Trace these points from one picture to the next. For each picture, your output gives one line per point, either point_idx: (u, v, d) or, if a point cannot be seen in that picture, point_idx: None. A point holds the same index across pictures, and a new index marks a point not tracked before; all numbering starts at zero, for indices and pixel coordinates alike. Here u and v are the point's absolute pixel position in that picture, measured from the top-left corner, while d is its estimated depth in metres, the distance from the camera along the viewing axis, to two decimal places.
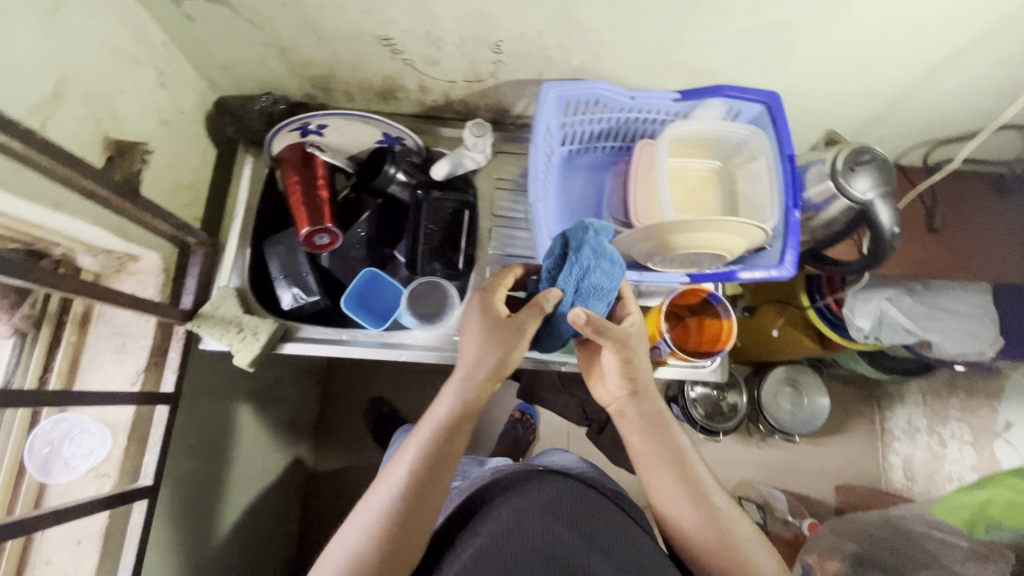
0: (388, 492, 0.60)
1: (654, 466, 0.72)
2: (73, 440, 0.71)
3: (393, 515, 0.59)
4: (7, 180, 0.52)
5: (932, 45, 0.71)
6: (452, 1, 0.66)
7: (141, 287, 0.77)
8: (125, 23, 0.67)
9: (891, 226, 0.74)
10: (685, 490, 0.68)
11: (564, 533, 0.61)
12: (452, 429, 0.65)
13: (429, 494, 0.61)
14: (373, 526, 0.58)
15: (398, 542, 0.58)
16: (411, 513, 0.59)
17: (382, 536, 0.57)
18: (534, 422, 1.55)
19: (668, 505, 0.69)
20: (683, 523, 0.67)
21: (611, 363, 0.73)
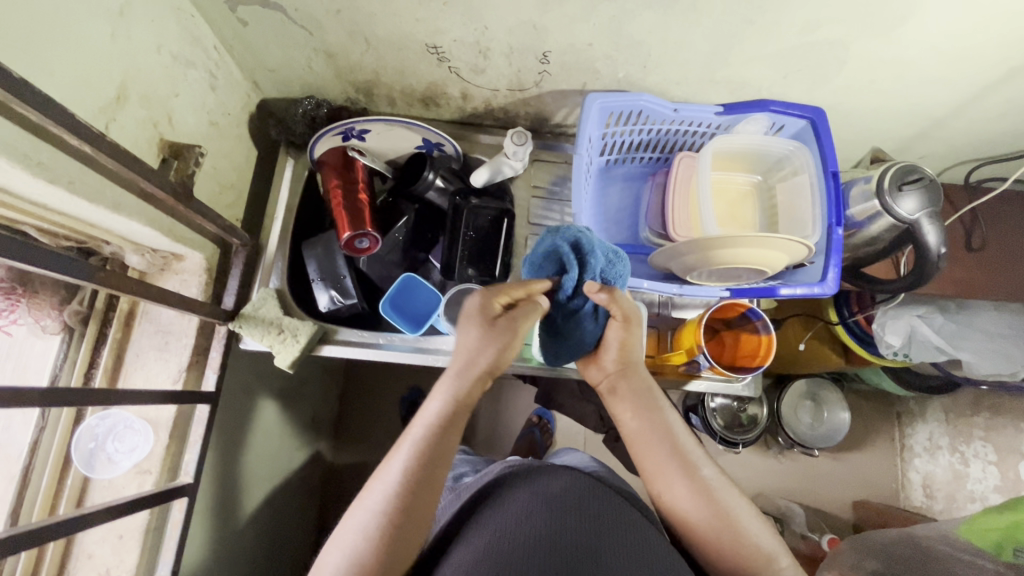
0: (382, 493, 0.56)
1: (644, 445, 0.69)
2: (117, 436, 0.73)
3: (392, 516, 0.55)
4: (75, 183, 0.53)
5: (987, 66, 0.70)
6: (506, 12, 0.67)
7: (184, 287, 0.78)
8: (183, 27, 0.68)
9: (938, 247, 0.73)
10: (679, 469, 0.66)
11: (558, 522, 0.58)
12: (447, 424, 0.60)
13: (427, 495, 0.57)
14: (371, 527, 0.54)
15: (397, 546, 0.54)
16: (408, 514, 0.55)
17: (381, 539, 0.54)
18: (550, 427, 1.52)
19: (665, 488, 0.66)
20: (681, 504, 0.65)
21: (613, 343, 0.71)
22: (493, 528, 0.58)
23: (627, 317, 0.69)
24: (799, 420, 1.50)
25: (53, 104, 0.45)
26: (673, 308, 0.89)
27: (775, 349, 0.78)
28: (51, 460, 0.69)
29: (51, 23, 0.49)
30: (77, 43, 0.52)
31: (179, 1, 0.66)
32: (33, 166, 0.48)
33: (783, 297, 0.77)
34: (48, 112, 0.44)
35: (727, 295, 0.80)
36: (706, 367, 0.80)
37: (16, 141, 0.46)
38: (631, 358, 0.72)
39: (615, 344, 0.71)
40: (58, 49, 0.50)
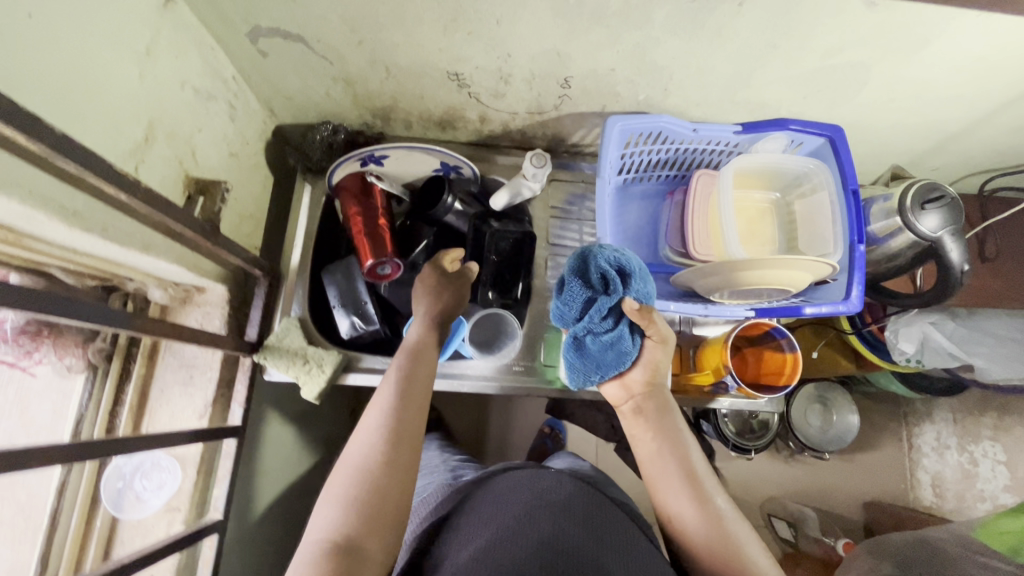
0: (378, 410, 0.65)
1: (659, 462, 0.70)
2: (145, 474, 0.72)
3: (389, 420, 0.63)
4: (108, 229, 0.53)
5: (1006, 84, 0.71)
6: (530, 40, 0.66)
7: (207, 319, 0.77)
8: (205, 61, 0.67)
9: (959, 263, 0.74)
10: (687, 488, 0.66)
11: (569, 531, 0.59)
12: (422, 352, 0.72)
13: (415, 403, 0.66)
14: (374, 438, 0.62)
15: (400, 439, 0.62)
16: (404, 421, 0.64)
17: (385, 443, 0.61)
18: (564, 436, 1.45)
19: (670, 502, 0.67)
20: (684, 519, 0.65)
21: (643, 362, 0.72)
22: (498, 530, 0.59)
23: (664, 338, 0.71)
24: (808, 425, 1.39)
25: (92, 157, 0.44)
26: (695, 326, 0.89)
27: (800, 370, 0.78)
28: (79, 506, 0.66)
29: (85, 71, 0.48)
30: (109, 88, 0.52)
31: (201, 35, 0.66)
32: (70, 216, 0.48)
33: (807, 315, 0.77)
34: (87, 165, 0.44)
35: (752, 315, 0.80)
36: (734, 389, 0.81)
37: (54, 193, 0.46)
38: (658, 379, 0.73)
39: (645, 364, 0.72)
40: (91, 96, 0.49)
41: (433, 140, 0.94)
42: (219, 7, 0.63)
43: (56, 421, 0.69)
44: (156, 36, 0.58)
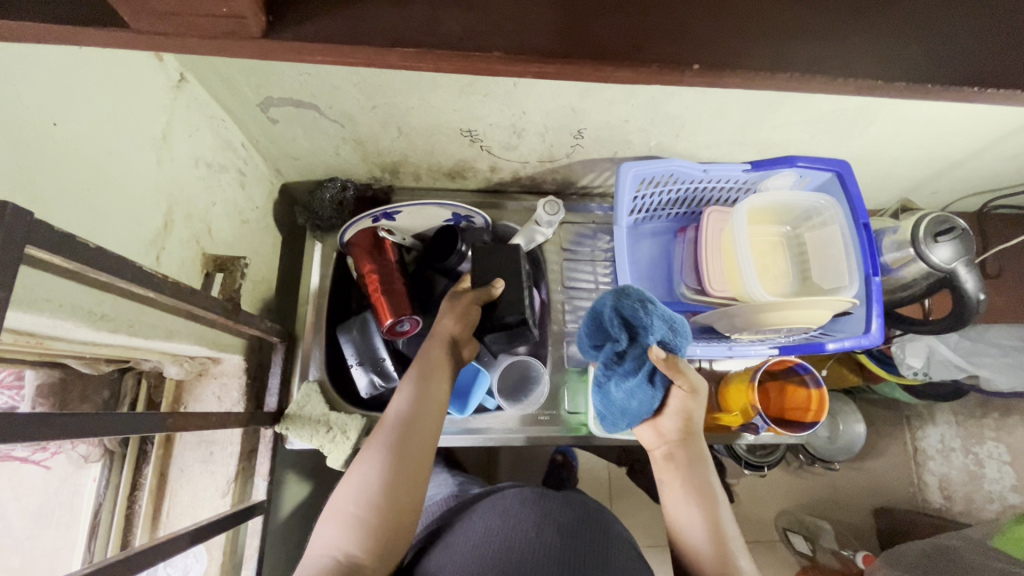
0: (381, 437, 0.59)
1: (677, 491, 0.67)
2: (168, 561, 0.71)
3: (396, 440, 0.58)
4: (134, 324, 0.51)
5: (1007, 117, 0.73)
6: (546, 97, 0.66)
7: (225, 391, 0.75)
8: (217, 134, 0.66)
9: (974, 292, 0.76)
10: (702, 513, 0.64)
11: (564, 541, 0.57)
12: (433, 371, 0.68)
13: (427, 425, 0.61)
14: (375, 467, 0.56)
15: (404, 463, 0.57)
16: (415, 445, 0.59)
17: (389, 464, 0.56)
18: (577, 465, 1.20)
19: (682, 526, 0.64)
20: (693, 546, 0.62)
21: (674, 409, 0.70)
22: (501, 547, 0.56)
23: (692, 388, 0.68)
24: (816, 436, 1.31)
25: (124, 264, 0.42)
26: (714, 361, 0.89)
27: (826, 408, 0.79)
28: None
29: (105, 171, 0.47)
30: (129, 182, 0.50)
31: (212, 109, 0.64)
32: (98, 320, 0.46)
33: (830, 351, 0.78)
34: (118, 274, 0.42)
35: (776, 354, 0.82)
36: (763, 428, 0.80)
37: (82, 302, 0.44)
38: (693, 428, 0.70)
39: (678, 411, 0.69)
40: (113, 196, 0.48)
41: (442, 189, 0.93)
42: (232, 83, 0.61)
43: (71, 514, 0.67)
44: (170, 120, 0.57)
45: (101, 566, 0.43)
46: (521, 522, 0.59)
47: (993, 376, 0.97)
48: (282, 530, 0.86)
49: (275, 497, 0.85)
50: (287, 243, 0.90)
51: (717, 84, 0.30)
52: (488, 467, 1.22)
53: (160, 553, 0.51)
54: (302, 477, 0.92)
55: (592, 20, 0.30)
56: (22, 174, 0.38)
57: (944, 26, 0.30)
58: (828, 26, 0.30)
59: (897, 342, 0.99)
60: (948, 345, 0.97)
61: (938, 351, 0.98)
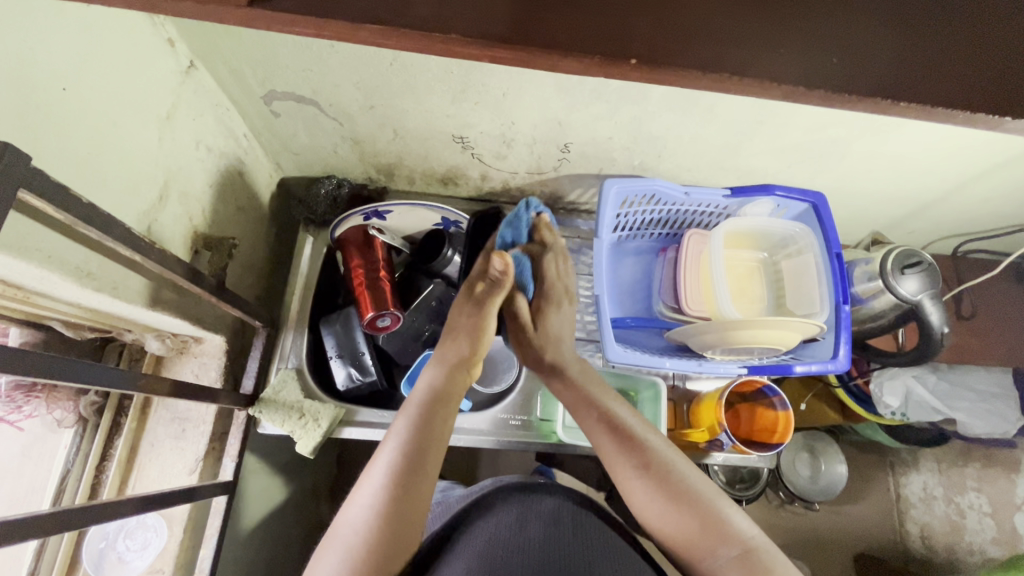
0: (365, 503, 0.54)
1: (613, 459, 0.64)
2: (128, 533, 0.70)
3: (382, 515, 0.53)
4: (119, 286, 0.54)
5: (973, 161, 0.76)
6: (534, 110, 0.70)
7: (204, 370, 0.77)
8: (220, 121, 0.70)
9: (940, 326, 0.78)
10: (642, 475, 0.61)
11: (558, 536, 0.58)
12: (431, 411, 0.62)
13: (420, 492, 0.56)
14: (358, 542, 0.52)
15: (392, 539, 0.53)
16: (406, 517, 0.54)
17: (374, 540, 0.52)
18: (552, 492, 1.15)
19: (639, 498, 0.61)
20: (656, 514, 0.60)
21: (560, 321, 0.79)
22: (485, 537, 0.58)
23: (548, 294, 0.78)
24: (796, 472, 1.23)
25: (113, 224, 0.45)
26: (688, 380, 0.90)
27: (793, 428, 0.80)
28: (59, 565, 0.66)
29: (105, 139, 0.50)
30: (127, 152, 0.53)
31: (218, 98, 0.68)
32: (84, 277, 0.49)
33: (798, 373, 0.80)
34: (106, 231, 0.44)
35: (745, 372, 0.82)
36: (728, 446, 0.81)
37: (71, 257, 0.47)
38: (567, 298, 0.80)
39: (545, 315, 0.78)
40: (112, 162, 0.51)
41: (434, 195, 0.96)
42: (239, 74, 0.65)
43: (39, 479, 0.68)
44: (176, 101, 0.60)
45: (57, 511, 0.45)
46: (502, 516, 0.61)
47: (967, 420, 0.98)
48: (248, 518, 0.86)
49: (243, 483, 0.85)
50: (281, 235, 0.93)
51: (656, 78, 0.33)
52: (461, 477, 1.21)
53: (114, 511, 0.52)
54: (273, 467, 0.93)
55: (544, 15, 0.33)
56: (28, 131, 0.41)
57: (862, 46, 0.33)
58: (763, 37, 0.33)
59: (873, 378, 1.00)
60: (925, 386, 0.97)
61: (915, 391, 0.99)
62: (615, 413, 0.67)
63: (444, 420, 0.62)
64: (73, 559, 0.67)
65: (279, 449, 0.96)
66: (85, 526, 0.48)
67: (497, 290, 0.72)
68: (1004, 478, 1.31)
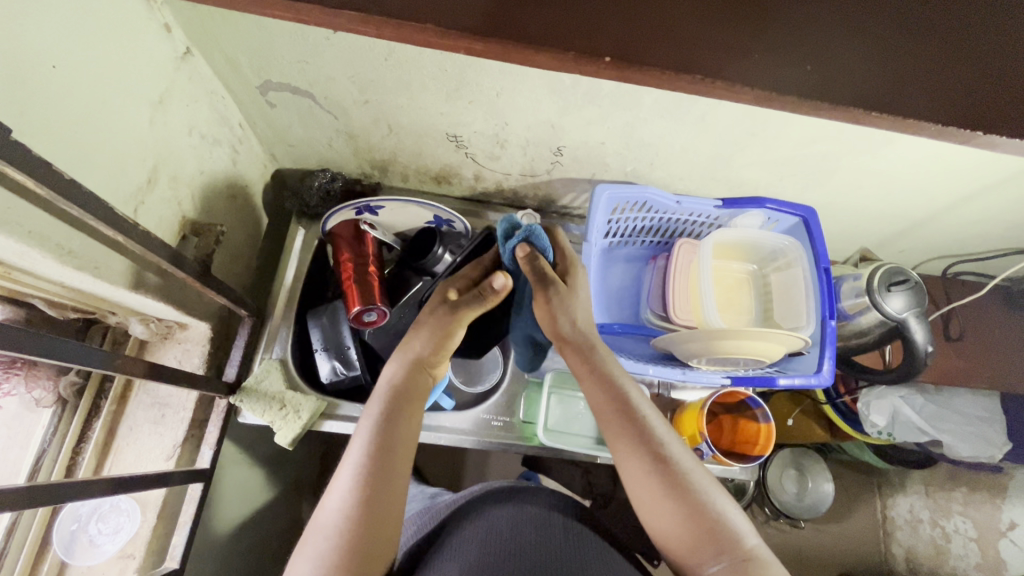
0: (335, 509, 0.53)
1: (625, 448, 0.62)
2: (101, 517, 0.70)
3: (351, 522, 0.52)
4: (100, 267, 0.54)
5: (963, 182, 0.76)
6: (527, 111, 0.70)
7: (186, 357, 0.77)
8: (215, 109, 0.70)
9: (925, 344, 0.78)
10: (652, 469, 0.60)
11: (553, 540, 0.59)
12: (396, 407, 0.62)
13: (388, 490, 0.55)
14: (329, 550, 0.51)
15: (362, 546, 0.52)
16: (377, 518, 0.53)
17: (346, 547, 0.51)
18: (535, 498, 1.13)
19: (645, 499, 0.60)
20: (664, 514, 0.59)
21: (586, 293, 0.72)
22: (479, 542, 0.57)
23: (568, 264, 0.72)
24: (783, 490, 1.21)
25: (96, 203, 0.45)
26: (672, 389, 0.89)
27: (774, 441, 0.80)
28: (28, 545, 0.66)
29: (92, 119, 0.50)
30: (117, 133, 0.54)
31: (213, 86, 0.68)
32: (64, 254, 0.49)
33: (781, 386, 0.79)
34: (86, 209, 0.44)
35: (728, 383, 0.82)
36: (708, 455, 0.80)
37: (52, 234, 0.47)
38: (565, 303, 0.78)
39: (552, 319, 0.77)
40: (99, 142, 0.51)
41: (428, 193, 0.96)
42: (234, 63, 0.65)
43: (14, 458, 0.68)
44: (169, 86, 0.61)
45: (23, 487, 0.45)
46: (494, 521, 0.61)
47: (953, 442, 0.97)
48: (226, 507, 0.86)
49: (222, 472, 0.84)
50: (274, 226, 0.93)
51: (628, 78, 0.34)
52: (444, 478, 1.20)
53: (81, 491, 0.52)
54: (252, 457, 0.92)
55: (520, 11, 0.33)
56: (14, 105, 0.42)
57: (836, 58, 0.34)
58: (739, 42, 0.34)
59: (860, 396, 0.99)
60: (912, 407, 0.97)
61: (902, 412, 0.98)
62: (629, 400, 0.65)
63: (409, 419, 0.62)
64: (43, 541, 0.67)
65: (260, 441, 0.95)
66: (51, 504, 0.48)
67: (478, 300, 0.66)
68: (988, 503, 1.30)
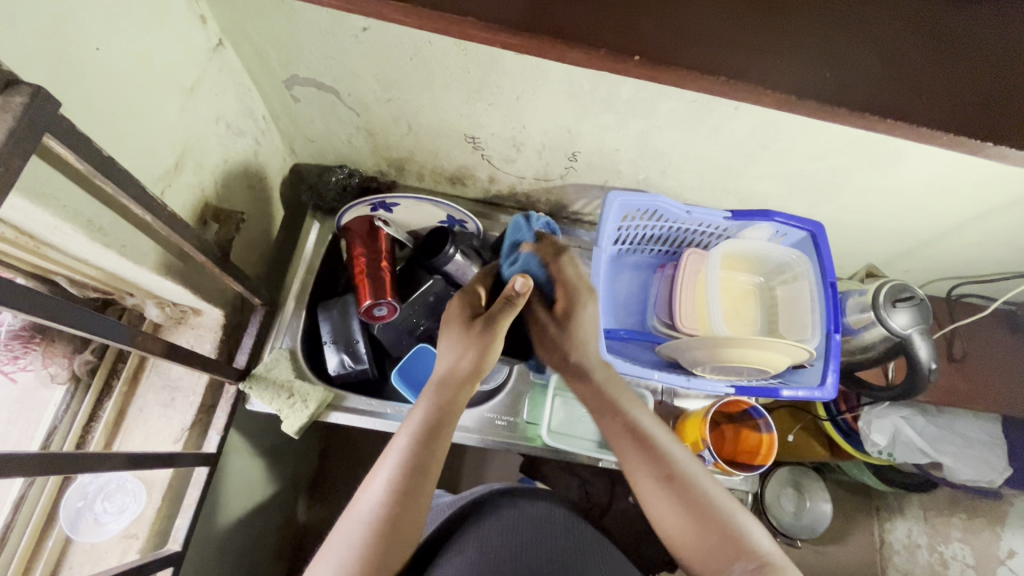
0: (374, 493, 0.55)
1: (634, 469, 0.62)
2: (107, 495, 0.71)
3: (390, 505, 0.53)
4: (127, 245, 0.55)
5: (970, 203, 0.77)
6: (546, 116, 0.72)
7: (199, 341, 0.78)
8: (241, 101, 0.72)
9: (929, 362, 0.78)
10: (664, 484, 0.60)
11: (556, 540, 0.60)
12: (444, 401, 0.62)
13: (428, 475, 0.56)
14: (367, 532, 0.52)
15: (396, 533, 0.53)
16: (412, 499, 0.54)
17: (379, 527, 0.52)
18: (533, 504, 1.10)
19: (655, 512, 0.60)
20: (674, 526, 0.59)
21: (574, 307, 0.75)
22: (482, 542, 0.58)
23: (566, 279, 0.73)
24: (782, 508, 1.20)
25: (129, 180, 0.46)
26: (676, 397, 0.90)
27: (775, 452, 0.81)
28: (34, 519, 0.67)
29: (129, 102, 0.52)
30: (149, 118, 0.55)
31: (241, 78, 0.70)
32: (95, 231, 0.50)
33: (784, 398, 0.80)
34: (121, 185, 0.46)
35: (732, 392, 0.83)
36: (710, 463, 0.81)
37: (85, 210, 0.49)
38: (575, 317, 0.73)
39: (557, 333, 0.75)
40: (135, 124, 0.53)
41: (442, 193, 0.98)
42: (264, 57, 0.67)
43: (25, 432, 0.69)
44: (201, 76, 0.63)
45: (41, 454, 0.46)
46: (498, 522, 0.61)
47: (954, 465, 0.97)
48: (228, 495, 0.86)
49: (226, 459, 0.84)
50: (288, 219, 0.95)
51: (653, 78, 0.35)
52: (442, 479, 1.20)
53: (92, 465, 0.52)
54: (254, 447, 0.92)
55: (554, 7, 0.35)
56: (61, 82, 0.44)
57: (853, 69, 0.35)
58: (759, 49, 0.35)
59: (861, 414, 1.00)
60: (913, 428, 0.97)
61: (903, 432, 0.98)
62: (639, 424, 0.65)
63: (454, 411, 0.62)
64: (48, 517, 0.68)
65: (263, 431, 0.96)
66: (64, 473, 0.49)
67: (510, 308, 0.66)
68: None
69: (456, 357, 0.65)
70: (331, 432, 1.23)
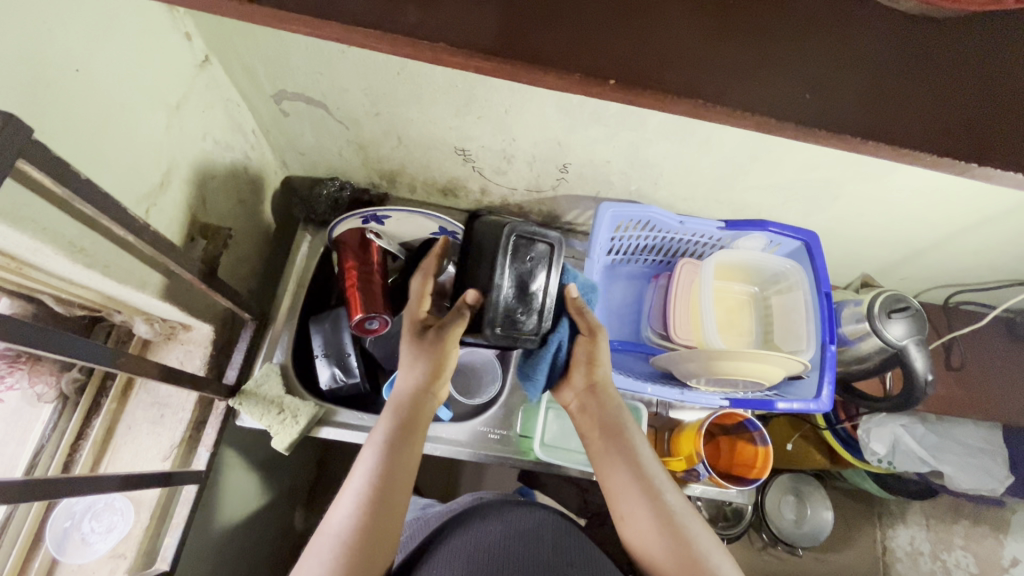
0: (346, 506, 0.55)
1: (626, 501, 0.61)
2: (95, 515, 0.71)
3: (360, 517, 0.53)
4: (110, 266, 0.55)
5: (964, 212, 0.77)
6: (535, 128, 0.71)
7: (188, 358, 0.77)
8: (230, 116, 0.72)
9: (925, 373, 0.78)
10: (650, 510, 0.59)
11: (540, 547, 0.58)
12: (408, 416, 0.62)
13: (395, 483, 0.57)
14: (340, 544, 0.52)
15: (370, 542, 0.53)
16: (381, 508, 0.55)
17: (350, 539, 0.52)
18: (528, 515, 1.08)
19: (635, 538, 0.60)
20: (653, 553, 0.58)
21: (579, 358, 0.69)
22: (466, 556, 0.57)
23: (593, 330, 0.67)
24: (781, 517, 1.19)
25: (109, 202, 0.46)
26: (671, 409, 0.89)
27: (771, 465, 0.80)
28: (20, 541, 0.66)
29: (111, 121, 0.52)
30: (133, 137, 0.55)
31: (229, 93, 0.70)
32: (76, 252, 0.50)
33: (780, 410, 0.79)
34: (101, 208, 0.45)
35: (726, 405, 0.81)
36: (705, 477, 0.80)
37: (65, 231, 0.48)
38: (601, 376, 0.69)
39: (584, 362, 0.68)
40: (118, 144, 0.53)
41: (434, 205, 0.97)
42: (251, 73, 0.67)
43: (12, 452, 0.68)
44: (187, 93, 0.63)
45: (20, 481, 0.45)
46: (482, 535, 0.60)
47: (954, 473, 0.96)
48: (220, 510, 0.85)
49: (217, 476, 0.84)
50: (279, 232, 0.94)
51: (630, 101, 0.35)
52: (439, 491, 1.19)
53: (74, 489, 0.52)
54: (246, 461, 0.91)
55: (529, 31, 0.34)
56: (39, 107, 0.44)
57: (836, 90, 0.35)
58: (739, 70, 0.35)
59: (859, 423, 0.99)
60: (912, 436, 0.95)
61: (902, 440, 0.96)
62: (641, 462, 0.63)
63: (418, 425, 0.63)
64: (34, 538, 0.67)
65: (256, 446, 0.95)
66: (47, 499, 0.48)
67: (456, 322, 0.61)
68: (991, 538, 1.26)
69: (413, 374, 0.64)
70: (326, 444, 1.23)
